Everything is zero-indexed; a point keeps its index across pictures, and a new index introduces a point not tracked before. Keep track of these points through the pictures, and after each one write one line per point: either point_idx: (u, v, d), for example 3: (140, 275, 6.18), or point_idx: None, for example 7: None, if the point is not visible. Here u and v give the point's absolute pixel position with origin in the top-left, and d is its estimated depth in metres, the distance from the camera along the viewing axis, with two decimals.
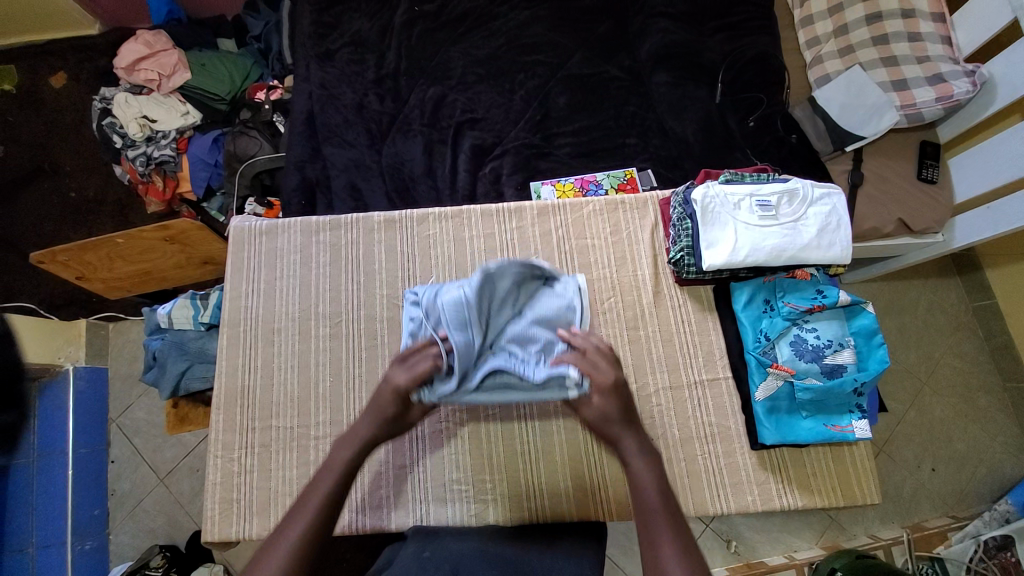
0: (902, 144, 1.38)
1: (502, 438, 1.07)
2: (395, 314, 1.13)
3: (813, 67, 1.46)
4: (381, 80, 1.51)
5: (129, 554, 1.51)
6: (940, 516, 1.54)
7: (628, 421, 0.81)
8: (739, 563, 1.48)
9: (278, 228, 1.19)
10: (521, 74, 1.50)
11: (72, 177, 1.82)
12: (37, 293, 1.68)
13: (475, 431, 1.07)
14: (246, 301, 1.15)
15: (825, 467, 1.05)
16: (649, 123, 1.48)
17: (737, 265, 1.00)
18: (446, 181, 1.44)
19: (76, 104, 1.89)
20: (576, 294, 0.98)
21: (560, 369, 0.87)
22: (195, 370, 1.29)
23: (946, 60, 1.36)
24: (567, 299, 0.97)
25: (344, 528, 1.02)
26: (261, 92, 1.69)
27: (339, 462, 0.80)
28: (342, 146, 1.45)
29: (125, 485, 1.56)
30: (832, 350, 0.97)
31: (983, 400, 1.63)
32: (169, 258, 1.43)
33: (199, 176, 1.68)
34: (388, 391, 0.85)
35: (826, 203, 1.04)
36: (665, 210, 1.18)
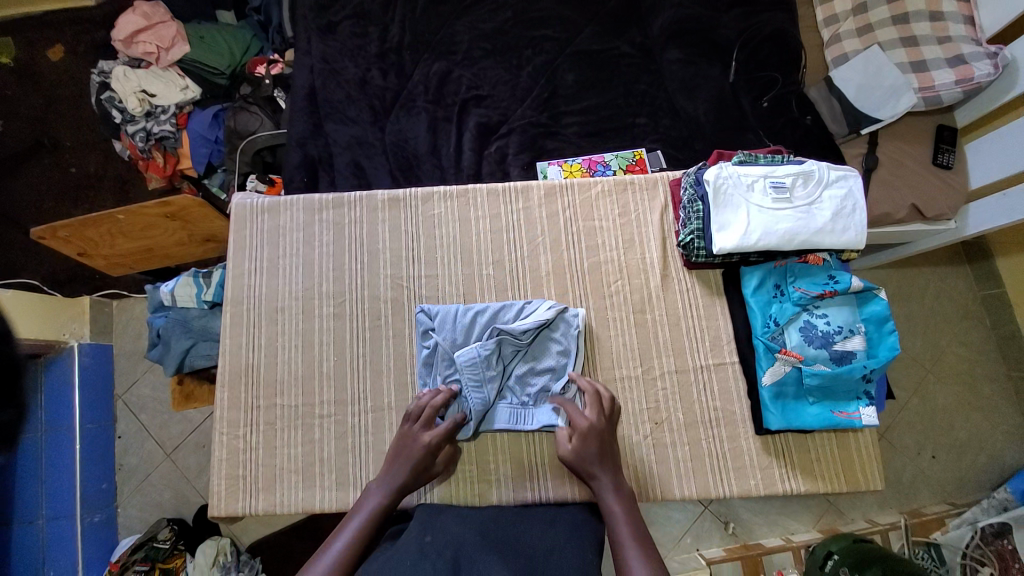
0: (918, 127, 1.34)
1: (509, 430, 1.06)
2: (399, 294, 1.12)
3: (830, 46, 1.41)
4: (385, 55, 1.47)
5: (137, 527, 1.54)
6: (938, 503, 1.55)
7: (603, 459, 0.93)
8: (737, 544, 1.50)
9: (280, 207, 1.17)
10: (528, 49, 1.46)
11: (71, 152, 1.79)
12: (40, 269, 1.67)
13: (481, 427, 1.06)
14: (249, 279, 1.14)
15: (829, 452, 1.05)
16: (660, 102, 1.44)
17: (749, 248, 0.98)
18: (450, 160, 1.41)
19: (74, 77, 1.85)
20: (575, 338, 1.05)
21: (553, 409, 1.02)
22: (199, 348, 1.30)
23: (968, 41, 1.31)
24: (565, 343, 1.05)
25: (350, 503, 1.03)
26: (261, 66, 1.65)
27: (371, 505, 0.91)
28: (345, 123, 1.42)
29: (131, 459, 1.57)
30: (841, 337, 0.96)
31: (987, 389, 1.62)
32: (171, 235, 1.41)
33: (200, 153, 1.65)
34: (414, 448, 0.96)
35: (841, 186, 1.01)
36: (675, 191, 1.15)
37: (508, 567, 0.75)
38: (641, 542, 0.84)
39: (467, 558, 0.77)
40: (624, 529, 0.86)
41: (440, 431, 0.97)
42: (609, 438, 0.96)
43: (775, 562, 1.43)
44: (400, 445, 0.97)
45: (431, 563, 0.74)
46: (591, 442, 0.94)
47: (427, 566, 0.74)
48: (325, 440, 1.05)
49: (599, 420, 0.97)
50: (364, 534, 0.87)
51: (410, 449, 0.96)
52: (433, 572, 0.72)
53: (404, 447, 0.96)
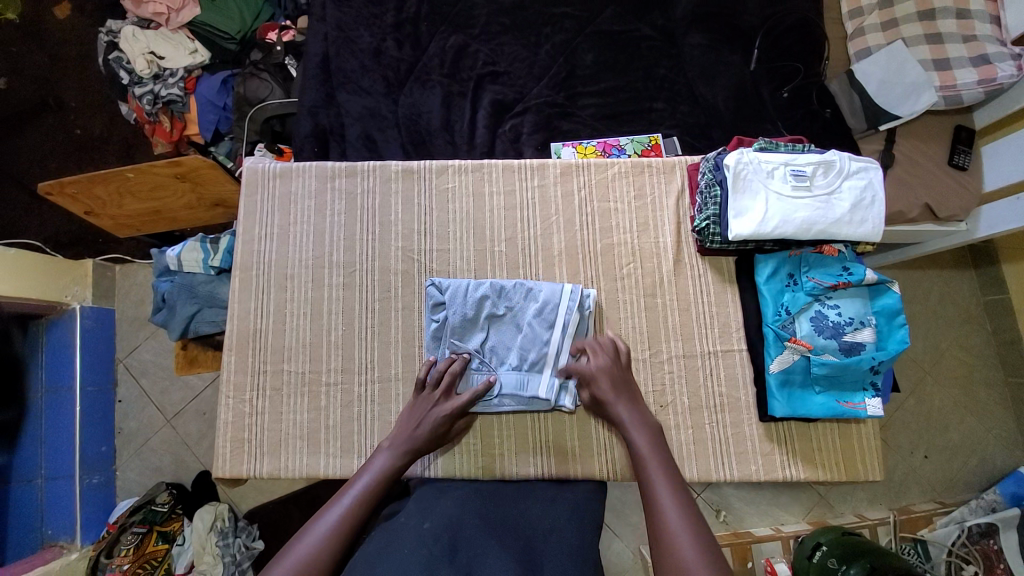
0: (936, 127, 1.33)
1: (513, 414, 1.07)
2: (409, 267, 1.11)
3: (853, 39, 1.38)
4: (400, 25, 1.44)
5: (135, 490, 1.55)
6: (927, 501, 1.57)
7: (621, 392, 0.98)
8: (727, 532, 1.52)
9: (293, 172, 1.16)
10: (547, 27, 1.43)
11: (77, 113, 1.76)
12: (42, 231, 1.66)
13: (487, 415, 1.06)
14: (259, 245, 1.13)
15: (830, 442, 1.06)
16: (679, 87, 1.42)
17: (765, 236, 0.97)
18: (464, 136, 1.39)
19: (81, 37, 1.81)
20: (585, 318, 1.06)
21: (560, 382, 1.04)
22: (205, 314, 1.29)
23: (993, 41, 1.29)
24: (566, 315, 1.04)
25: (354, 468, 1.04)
26: (273, 32, 1.62)
27: (379, 465, 0.91)
28: (358, 94, 1.40)
29: (132, 423, 1.58)
30: (851, 328, 0.96)
31: (984, 393, 1.64)
32: (179, 197, 1.40)
33: (207, 119, 1.63)
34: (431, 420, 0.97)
35: (862, 177, 1.01)
36: (693, 176, 1.14)
37: (507, 552, 0.75)
38: (667, 468, 0.86)
39: (463, 541, 0.77)
40: (650, 457, 0.88)
41: (458, 403, 0.98)
42: (626, 379, 1.00)
43: (763, 550, 1.46)
44: (414, 409, 0.99)
45: (428, 551, 0.72)
46: (612, 377, 0.99)
47: (423, 555, 0.72)
48: (331, 408, 1.06)
49: (609, 363, 1.00)
50: (367, 499, 0.84)
51: (424, 413, 0.98)
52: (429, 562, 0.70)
53: (419, 410, 0.98)
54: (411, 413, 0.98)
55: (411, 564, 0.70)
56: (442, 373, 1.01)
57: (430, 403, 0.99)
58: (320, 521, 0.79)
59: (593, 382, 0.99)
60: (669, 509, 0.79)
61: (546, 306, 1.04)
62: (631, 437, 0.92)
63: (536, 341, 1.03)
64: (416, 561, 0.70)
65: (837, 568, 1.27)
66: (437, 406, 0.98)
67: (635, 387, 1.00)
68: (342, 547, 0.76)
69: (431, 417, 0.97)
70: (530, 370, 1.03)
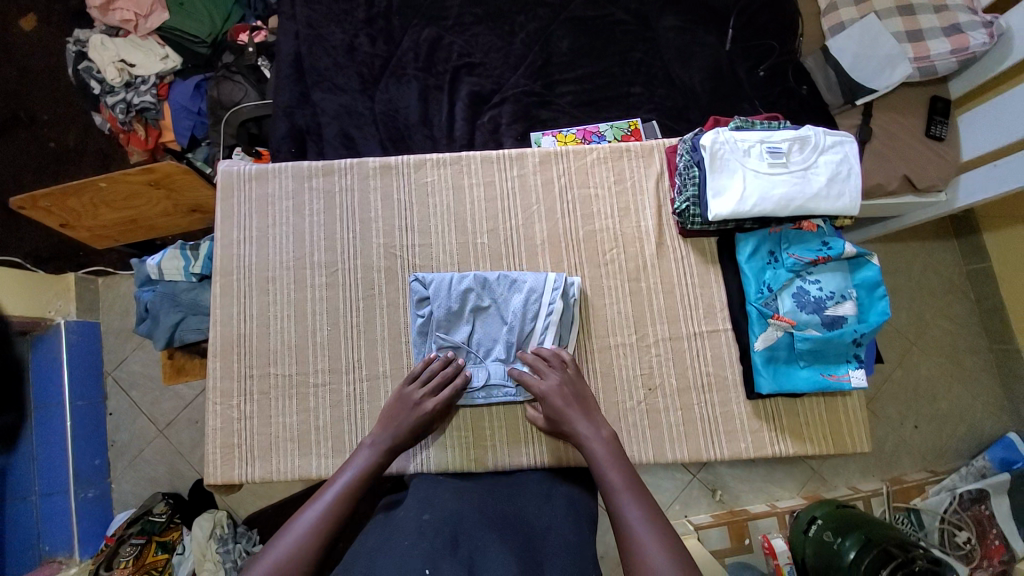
0: (912, 99, 1.33)
1: (503, 407, 1.07)
2: (392, 264, 1.10)
3: (827, 14, 1.38)
4: (373, 20, 1.42)
5: (131, 502, 1.54)
6: (918, 470, 1.60)
7: (577, 408, 0.96)
8: (723, 510, 1.54)
9: (269, 174, 1.14)
10: (521, 15, 1.42)
11: (49, 125, 1.73)
12: (20, 246, 1.62)
13: (477, 410, 1.07)
14: (239, 249, 1.11)
15: (818, 416, 1.07)
16: (656, 71, 1.41)
17: (744, 214, 0.97)
18: (442, 130, 1.38)
19: (47, 46, 1.76)
20: (570, 305, 1.05)
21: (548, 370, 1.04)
22: (189, 321, 1.28)
23: (965, 9, 1.29)
24: (551, 303, 1.03)
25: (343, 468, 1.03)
26: (244, 33, 1.59)
27: (361, 461, 0.91)
28: (333, 91, 1.38)
29: (124, 435, 1.57)
30: (833, 302, 0.97)
31: (969, 361, 1.66)
32: (155, 205, 1.38)
33: (183, 125, 1.60)
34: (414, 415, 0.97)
35: (837, 151, 1.01)
36: (671, 158, 1.14)
37: (505, 543, 0.75)
38: (631, 481, 0.85)
39: (464, 534, 0.76)
40: (613, 472, 0.86)
41: (441, 398, 0.98)
42: (583, 393, 0.99)
43: (760, 526, 1.48)
44: (397, 404, 0.99)
45: (429, 543, 0.72)
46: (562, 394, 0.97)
47: (423, 547, 0.72)
48: (321, 409, 1.05)
49: (560, 379, 0.99)
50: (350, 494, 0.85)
51: (405, 408, 0.98)
52: (433, 553, 0.70)
53: (402, 406, 0.98)
54: (391, 410, 0.98)
55: (412, 556, 0.70)
56: (435, 373, 1.01)
57: (412, 400, 0.98)
58: (298, 520, 0.79)
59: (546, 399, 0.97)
60: (637, 526, 0.78)
61: (526, 295, 1.03)
62: (591, 453, 0.90)
63: (519, 328, 1.03)
64: (417, 554, 0.70)
65: (833, 540, 1.29)
66: (419, 402, 0.98)
67: (590, 403, 0.98)
68: (323, 541, 0.77)
69: (411, 412, 0.98)
70: (515, 357, 1.04)
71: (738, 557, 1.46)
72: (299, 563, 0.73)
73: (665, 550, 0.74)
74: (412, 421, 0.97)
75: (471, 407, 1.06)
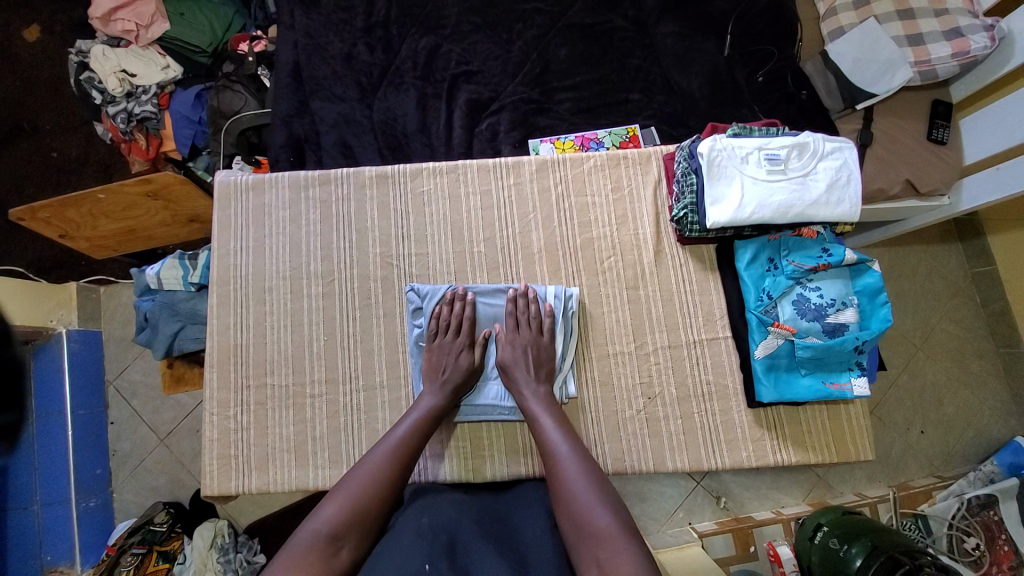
0: (913, 102, 1.32)
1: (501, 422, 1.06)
2: (389, 273, 1.10)
3: (826, 19, 1.38)
4: (371, 29, 1.42)
5: (133, 511, 1.53)
6: (926, 476, 1.58)
7: (525, 359, 1.00)
8: (727, 517, 1.52)
9: (266, 184, 1.14)
10: (519, 23, 1.42)
11: (52, 135, 1.74)
12: (23, 256, 1.63)
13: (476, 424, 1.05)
14: (235, 259, 1.11)
15: (820, 425, 1.06)
16: (654, 77, 1.41)
17: (743, 221, 0.97)
18: (441, 137, 1.38)
19: (51, 58, 1.78)
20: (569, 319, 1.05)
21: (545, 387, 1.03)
22: (187, 332, 1.28)
23: (965, 13, 1.28)
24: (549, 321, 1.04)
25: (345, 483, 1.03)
26: (244, 43, 1.60)
27: (426, 404, 0.95)
28: (332, 100, 1.38)
29: (125, 445, 1.56)
30: (834, 309, 0.97)
31: (976, 366, 1.64)
32: (154, 215, 1.38)
33: (184, 134, 1.61)
34: (455, 359, 1.01)
35: (837, 158, 1.00)
36: (669, 166, 1.14)
37: (503, 557, 0.73)
38: (561, 423, 0.91)
39: (462, 544, 0.75)
40: (543, 415, 0.92)
41: (465, 331, 1.03)
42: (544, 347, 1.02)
43: (765, 534, 1.45)
44: (436, 354, 1.02)
45: (428, 546, 0.72)
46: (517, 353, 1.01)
47: (424, 551, 0.72)
48: (317, 420, 1.05)
49: (532, 337, 1.02)
50: (404, 452, 0.87)
51: (448, 359, 1.01)
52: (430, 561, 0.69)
53: (440, 351, 1.01)
54: (434, 363, 1.01)
55: (410, 559, 0.70)
56: (452, 312, 1.04)
57: (452, 349, 1.02)
58: (347, 480, 0.82)
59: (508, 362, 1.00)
60: (562, 454, 0.85)
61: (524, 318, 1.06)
62: (528, 408, 0.95)
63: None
64: (415, 558, 0.70)
65: (839, 547, 1.27)
66: (460, 349, 1.02)
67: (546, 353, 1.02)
68: (377, 502, 0.80)
69: (459, 360, 1.01)
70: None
71: (744, 566, 1.44)
72: (371, 493, 0.80)
73: (583, 471, 0.82)
74: (455, 361, 1.01)
75: (468, 421, 1.05)
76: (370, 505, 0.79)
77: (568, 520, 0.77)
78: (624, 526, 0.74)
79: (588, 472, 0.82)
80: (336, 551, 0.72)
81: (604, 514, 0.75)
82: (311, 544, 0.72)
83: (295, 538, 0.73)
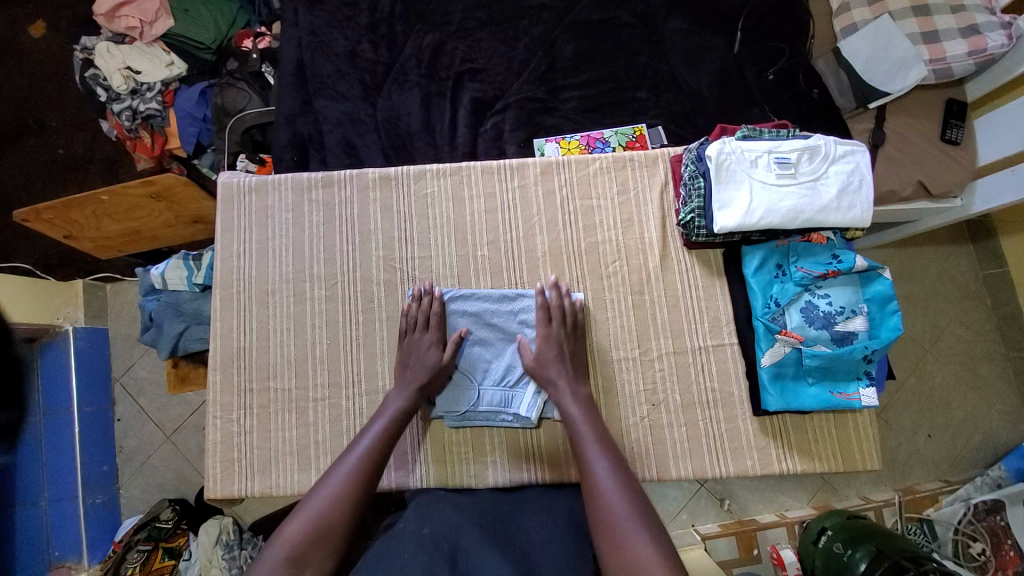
0: (928, 101, 1.29)
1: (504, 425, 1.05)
2: (392, 276, 1.10)
3: (839, 15, 1.34)
4: (375, 26, 1.40)
5: (140, 507, 1.55)
6: (932, 480, 1.56)
7: (560, 359, 0.99)
8: (732, 520, 1.51)
9: (269, 186, 1.13)
10: (525, 20, 1.40)
11: (58, 132, 1.74)
12: (30, 253, 1.64)
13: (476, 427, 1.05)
14: (239, 262, 1.11)
15: (827, 433, 1.05)
16: (662, 75, 1.38)
17: (751, 227, 0.95)
18: (445, 137, 1.37)
19: (57, 55, 1.78)
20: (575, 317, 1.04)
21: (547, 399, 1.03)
22: (192, 331, 1.28)
23: (982, 10, 1.25)
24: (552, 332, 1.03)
25: None
26: (248, 40, 1.59)
27: (391, 409, 0.96)
28: (335, 99, 1.37)
29: (131, 442, 1.58)
30: (843, 318, 0.95)
31: (985, 370, 1.62)
32: (157, 217, 1.39)
33: (188, 132, 1.60)
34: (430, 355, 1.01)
35: (848, 161, 0.98)
36: (676, 168, 1.12)
37: (505, 560, 0.73)
38: (599, 434, 0.89)
39: (464, 551, 0.75)
40: (581, 422, 0.91)
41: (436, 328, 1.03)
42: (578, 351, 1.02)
43: (769, 537, 1.45)
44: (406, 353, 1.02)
45: (429, 557, 0.72)
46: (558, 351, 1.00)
47: (424, 560, 0.71)
48: (320, 424, 1.05)
49: (562, 332, 1.02)
50: (368, 461, 0.88)
51: (418, 355, 1.01)
52: (432, 569, 0.69)
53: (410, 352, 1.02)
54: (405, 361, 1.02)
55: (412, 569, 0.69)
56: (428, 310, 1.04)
57: (422, 345, 1.02)
58: (313, 496, 0.82)
59: (546, 363, 0.99)
60: (600, 468, 0.84)
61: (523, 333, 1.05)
62: (568, 414, 0.93)
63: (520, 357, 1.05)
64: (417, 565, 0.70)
65: (843, 552, 1.26)
66: (428, 345, 1.02)
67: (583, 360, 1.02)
68: (343, 517, 0.81)
69: (427, 355, 1.01)
70: (515, 386, 1.04)
71: (747, 568, 1.43)
72: (336, 506, 0.81)
73: (621, 489, 0.80)
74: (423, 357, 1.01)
75: (472, 426, 1.05)
76: (334, 519, 0.80)
77: (603, 539, 0.76)
78: (658, 555, 0.72)
79: (628, 494, 0.80)
80: (300, 571, 0.74)
81: (640, 539, 0.74)
82: (278, 562, 0.74)
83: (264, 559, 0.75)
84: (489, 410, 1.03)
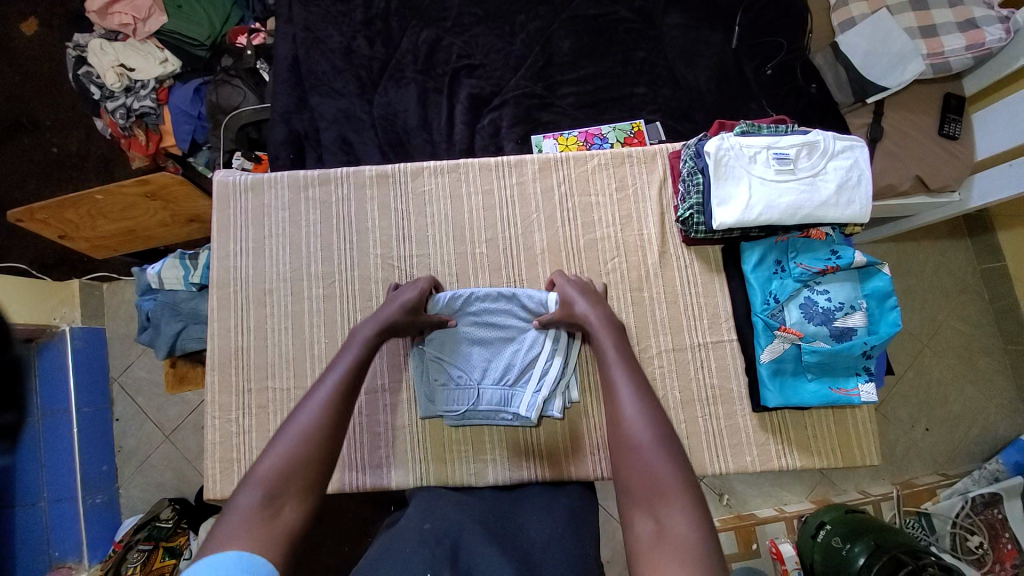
0: (926, 96, 1.29)
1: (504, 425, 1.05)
2: (390, 274, 1.09)
3: (837, 9, 1.34)
4: (371, 22, 1.39)
5: (140, 507, 1.55)
6: (930, 473, 1.57)
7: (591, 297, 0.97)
8: (730, 515, 1.52)
9: (265, 184, 1.13)
10: (522, 15, 1.38)
11: (52, 131, 1.73)
12: (24, 253, 1.63)
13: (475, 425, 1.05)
14: (235, 261, 1.11)
15: (826, 428, 1.05)
16: (660, 70, 1.38)
17: (750, 223, 0.95)
18: (442, 134, 1.36)
19: (49, 52, 1.76)
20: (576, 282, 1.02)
21: (546, 399, 1.02)
22: (190, 331, 1.28)
23: (980, 4, 1.24)
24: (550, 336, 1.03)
25: (334, 486, 1.03)
26: (242, 36, 1.57)
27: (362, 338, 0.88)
28: (331, 96, 1.36)
29: (130, 441, 1.57)
30: (842, 313, 0.95)
31: (983, 363, 1.62)
32: (153, 216, 1.37)
33: (183, 130, 1.58)
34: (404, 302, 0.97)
35: (847, 157, 0.98)
36: (675, 164, 1.11)
37: (505, 556, 0.73)
38: (625, 360, 0.83)
39: (465, 547, 0.75)
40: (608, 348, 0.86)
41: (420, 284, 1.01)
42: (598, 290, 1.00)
43: (767, 531, 1.46)
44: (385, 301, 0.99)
45: (431, 552, 0.71)
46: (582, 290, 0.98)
47: (425, 557, 0.71)
48: None
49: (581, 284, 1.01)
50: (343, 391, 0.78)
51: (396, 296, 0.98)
52: (433, 562, 0.69)
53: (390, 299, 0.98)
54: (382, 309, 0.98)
55: (414, 564, 0.69)
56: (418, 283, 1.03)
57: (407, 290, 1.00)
58: (284, 432, 0.71)
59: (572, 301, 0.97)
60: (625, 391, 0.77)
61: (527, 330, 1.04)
62: (598, 339, 0.88)
63: (520, 355, 1.03)
64: (418, 561, 0.69)
65: (841, 546, 1.27)
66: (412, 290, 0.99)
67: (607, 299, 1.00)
68: (320, 452, 0.70)
69: (404, 294, 0.98)
70: (514, 385, 1.02)
71: (746, 562, 1.44)
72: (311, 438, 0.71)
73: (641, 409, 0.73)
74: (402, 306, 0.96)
75: (473, 424, 1.04)
76: (310, 451, 0.70)
77: (621, 463, 0.69)
78: (686, 481, 0.64)
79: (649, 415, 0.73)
80: (277, 512, 0.62)
81: (663, 464, 0.66)
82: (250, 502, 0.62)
83: (232, 505, 0.63)
84: (488, 410, 1.02)
